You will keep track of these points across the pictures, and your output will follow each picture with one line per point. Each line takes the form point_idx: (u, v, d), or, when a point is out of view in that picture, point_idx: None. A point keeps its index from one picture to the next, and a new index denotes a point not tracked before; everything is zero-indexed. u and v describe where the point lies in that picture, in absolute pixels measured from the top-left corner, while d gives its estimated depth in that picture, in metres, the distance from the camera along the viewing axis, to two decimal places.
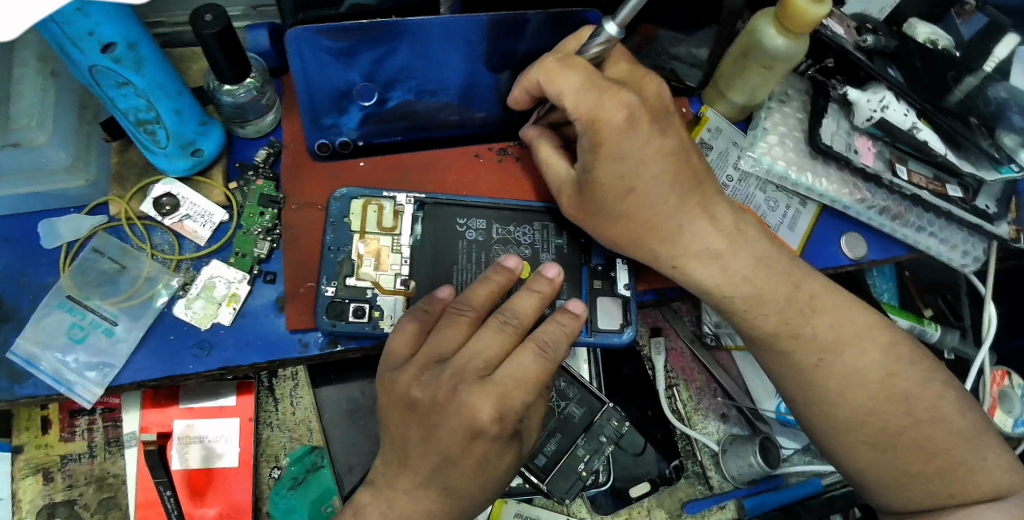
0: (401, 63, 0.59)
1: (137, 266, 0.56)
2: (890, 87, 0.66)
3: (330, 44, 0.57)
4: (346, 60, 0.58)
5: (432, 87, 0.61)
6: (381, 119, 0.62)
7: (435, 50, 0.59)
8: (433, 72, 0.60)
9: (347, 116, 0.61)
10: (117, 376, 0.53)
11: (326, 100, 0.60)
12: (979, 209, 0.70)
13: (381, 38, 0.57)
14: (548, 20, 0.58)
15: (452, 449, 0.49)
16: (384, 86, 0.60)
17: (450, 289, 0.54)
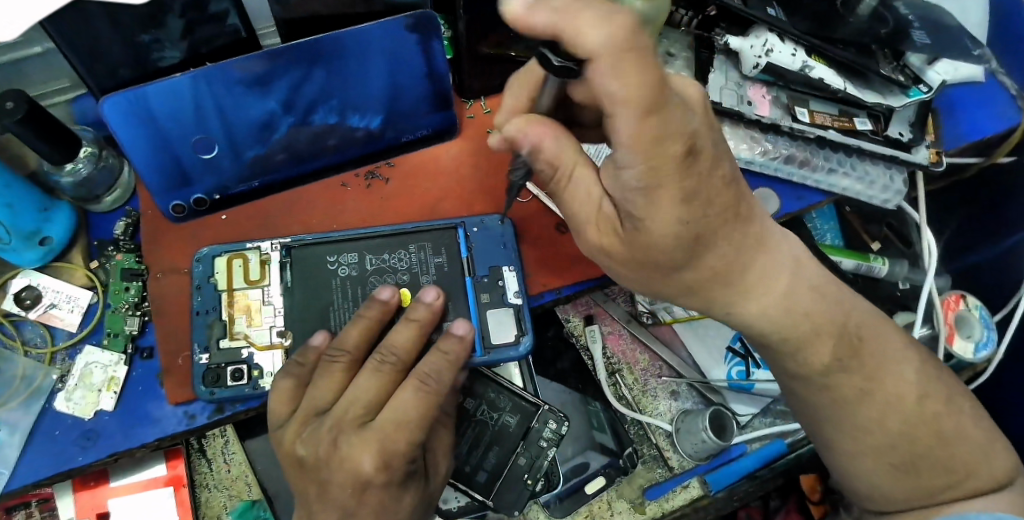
0: (321, 83, 0.54)
1: (10, 366, 0.54)
2: (772, 28, 0.61)
3: (241, 75, 0.51)
4: (260, 89, 0.53)
5: (359, 101, 0.56)
6: (306, 141, 0.57)
7: (356, 64, 0.54)
8: (358, 86, 0.55)
9: (271, 147, 0.56)
10: (7, 482, 0.51)
11: (248, 133, 0.55)
12: (893, 139, 0.66)
13: (299, 59, 0.52)
14: (391, 27, 0.52)
15: (346, 502, 0.47)
16: (307, 111, 0.55)
17: (324, 335, 0.52)
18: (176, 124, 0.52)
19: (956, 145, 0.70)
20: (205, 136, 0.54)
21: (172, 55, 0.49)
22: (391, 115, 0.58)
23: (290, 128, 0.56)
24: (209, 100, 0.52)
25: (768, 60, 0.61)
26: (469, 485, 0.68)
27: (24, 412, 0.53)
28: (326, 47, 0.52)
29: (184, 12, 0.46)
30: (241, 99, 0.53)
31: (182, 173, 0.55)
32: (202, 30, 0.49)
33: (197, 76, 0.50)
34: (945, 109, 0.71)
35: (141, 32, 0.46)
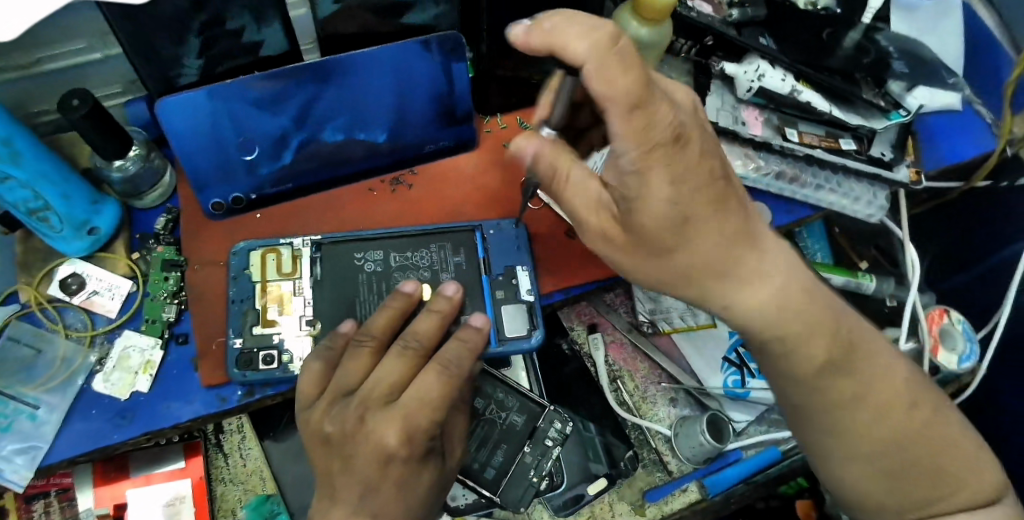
0: (329, 103, 0.59)
1: (51, 347, 0.57)
2: (763, 55, 0.67)
3: (255, 95, 0.56)
4: (272, 108, 0.58)
5: (365, 119, 0.61)
6: (315, 156, 0.62)
7: (360, 85, 0.59)
8: (365, 105, 0.60)
9: (284, 162, 0.61)
10: (45, 456, 0.54)
11: (264, 147, 0.60)
12: (876, 158, 0.71)
13: (308, 80, 0.57)
14: (393, 52, 0.58)
15: (370, 476, 0.49)
16: (317, 127, 0.60)
17: (351, 323, 0.56)
18: (194, 141, 0.57)
19: (937, 167, 0.76)
20: (222, 149, 0.59)
21: (191, 69, 0.54)
22: (395, 133, 0.63)
23: (300, 144, 0.61)
24: (224, 118, 0.57)
25: (760, 85, 0.67)
26: (477, 481, 0.70)
27: (62, 394, 0.56)
28: (334, 69, 0.57)
29: (201, 30, 0.50)
30: (256, 117, 0.58)
31: (202, 182, 0.60)
32: (221, 45, 0.53)
33: (216, 93, 0.55)
34: (925, 136, 0.77)
35: (173, 45, 0.51)
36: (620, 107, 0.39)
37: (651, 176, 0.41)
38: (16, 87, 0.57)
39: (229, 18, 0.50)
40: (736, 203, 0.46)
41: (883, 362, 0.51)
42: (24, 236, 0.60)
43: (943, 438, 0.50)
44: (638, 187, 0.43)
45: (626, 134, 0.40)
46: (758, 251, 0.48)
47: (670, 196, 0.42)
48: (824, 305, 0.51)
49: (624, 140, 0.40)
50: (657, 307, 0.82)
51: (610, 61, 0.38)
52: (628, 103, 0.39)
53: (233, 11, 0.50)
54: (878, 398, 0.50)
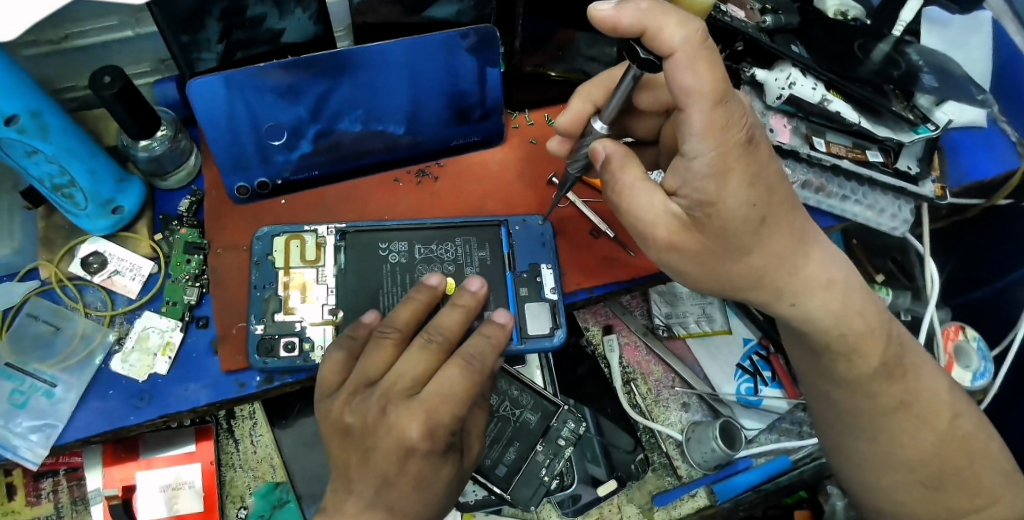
0: (345, 96, 0.58)
1: (71, 325, 0.57)
2: (794, 64, 0.67)
3: (272, 84, 0.56)
4: (290, 97, 0.57)
5: (383, 113, 0.61)
6: (332, 148, 0.61)
7: (378, 78, 0.58)
8: (382, 100, 0.60)
9: (300, 153, 0.61)
10: (60, 435, 0.53)
11: (282, 136, 0.59)
12: (902, 171, 0.71)
13: (325, 71, 0.56)
14: (411, 47, 0.57)
15: (388, 469, 0.49)
16: (332, 119, 0.59)
17: (375, 314, 0.56)
18: (212, 127, 0.57)
19: (959, 184, 0.76)
20: (237, 136, 0.58)
21: (212, 53, 0.54)
22: (412, 128, 0.63)
23: (316, 135, 0.60)
24: (240, 104, 0.56)
25: (791, 92, 0.67)
26: (489, 478, 0.70)
27: (79, 373, 0.55)
28: (351, 61, 0.56)
29: (221, 16, 0.51)
30: (274, 106, 0.57)
31: (222, 167, 0.59)
32: (240, 33, 0.53)
33: (234, 81, 0.54)
34: (950, 151, 0.77)
35: (195, 30, 0.51)
36: (706, 102, 0.41)
37: (730, 180, 0.43)
38: (47, 62, 0.57)
39: (249, 6, 0.51)
40: (771, 207, 0.45)
41: (904, 370, 0.53)
42: (47, 212, 0.59)
43: (960, 448, 0.52)
44: (716, 191, 0.44)
45: (706, 133, 0.42)
46: (796, 259, 0.48)
47: (746, 200, 0.44)
48: (855, 316, 0.51)
49: (704, 139, 0.42)
50: (672, 311, 0.83)
51: (701, 53, 0.41)
52: (711, 99, 0.41)
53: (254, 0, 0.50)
54: (908, 413, 0.52)
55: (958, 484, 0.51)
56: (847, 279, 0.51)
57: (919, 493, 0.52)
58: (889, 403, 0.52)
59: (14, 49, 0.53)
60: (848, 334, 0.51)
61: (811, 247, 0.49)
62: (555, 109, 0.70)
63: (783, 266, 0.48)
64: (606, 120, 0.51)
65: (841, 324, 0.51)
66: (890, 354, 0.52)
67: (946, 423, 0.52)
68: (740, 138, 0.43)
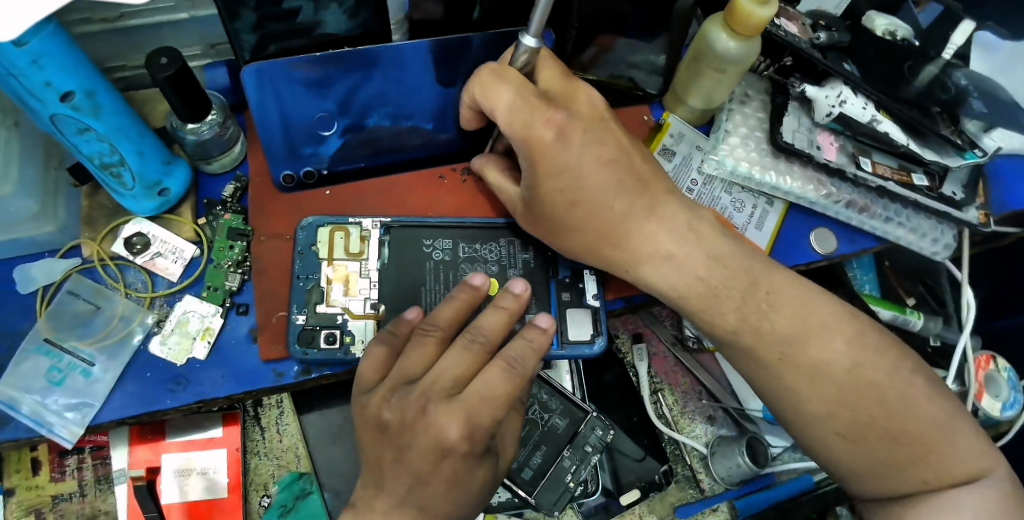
0: (375, 90, 0.58)
1: (111, 305, 0.56)
2: (845, 82, 0.66)
3: (301, 75, 0.55)
4: (319, 90, 0.57)
5: (411, 110, 0.60)
6: (360, 142, 0.61)
7: (409, 73, 0.58)
8: (410, 95, 0.59)
9: (329, 146, 0.60)
10: (95, 415, 0.53)
11: (306, 127, 0.59)
12: (946, 196, 0.70)
13: (356, 66, 0.56)
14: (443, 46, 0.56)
15: (423, 468, 0.49)
16: (361, 113, 0.59)
17: (417, 311, 0.55)
18: (254, 115, 0.56)
19: (1001, 211, 0.75)
20: (268, 127, 0.58)
21: (249, 44, 0.53)
22: (442, 125, 0.62)
23: (347, 128, 0.60)
24: (270, 97, 0.55)
25: (840, 111, 0.66)
26: (514, 481, 0.69)
27: (118, 354, 0.55)
28: (381, 57, 0.56)
29: (258, 7, 0.49)
30: (302, 97, 0.57)
31: (272, 156, 0.59)
32: (275, 24, 0.52)
33: (262, 72, 0.53)
34: (993, 177, 0.75)
35: (230, 20, 0.50)
36: None
37: None
38: (99, 40, 0.56)
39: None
40: None
41: (839, 336, 0.53)
42: (92, 191, 0.59)
43: (917, 421, 0.50)
44: None
45: None
46: (647, 226, 0.54)
47: None
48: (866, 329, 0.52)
49: None
50: None
51: None
52: None
53: None
54: None
55: (916, 450, 0.50)
56: (738, 256, 0.55)
57: (859, 455, 0.50)
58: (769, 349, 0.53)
59: (69, 25, 0.53)
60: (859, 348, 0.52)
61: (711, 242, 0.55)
62: None
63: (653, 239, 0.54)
64: (533, 34, 0.46)
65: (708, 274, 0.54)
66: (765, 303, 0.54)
67: (921, 399, 0.51)
68: (582, 131, 0.51)
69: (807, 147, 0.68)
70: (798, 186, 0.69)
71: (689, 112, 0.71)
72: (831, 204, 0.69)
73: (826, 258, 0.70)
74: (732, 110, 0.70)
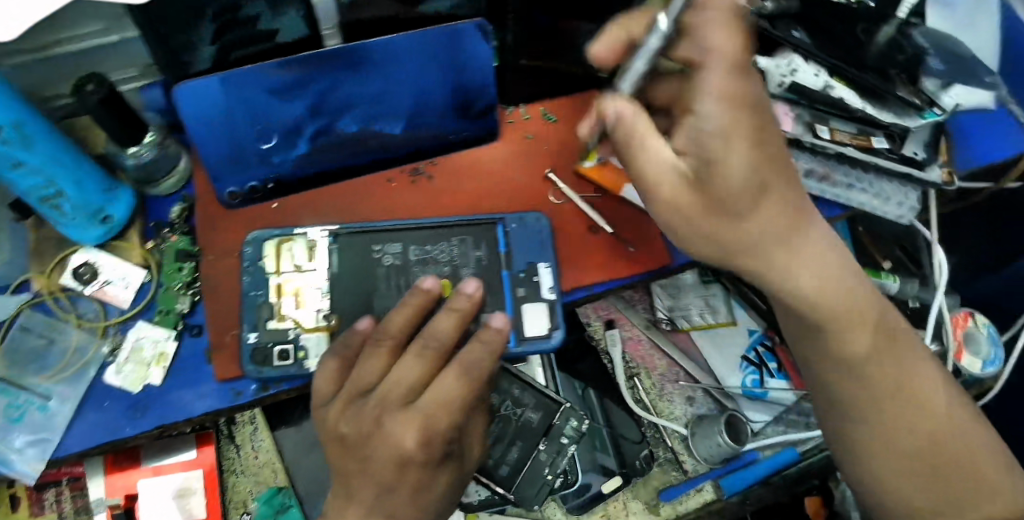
0: (349, 92, 0.57)
1: (65, 337, 0.56)
2: (796, 49, 0.65)
3: (275, 81, 0.54)
4: (289, 95, 0.56)
5: (384, 108, 0.59)
6: (331, 144, 0.60)
7: (383, 72, 0.57)
8: (384, 94, 0.58)
9: (300, 149, 0.59)
10: (56, 449, 0.53)
11: (277, 133, 0.58)
12: (907, 158, 0.69)
13: (329, 67, 0.55)
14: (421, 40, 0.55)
15: (386, 477, 0.49)
16: (333, 116, 0.58)
17: (369, 320, 0.54)
18: (213, 125, 0.55)
19: (966, 167, 0.74)
20: (235, 136, 0.56)
21: (208, 54, 0.53)
22: (417, 119, 0.61)
23: (316, 132, 0.59)
24: (240, 105, 0.55)
25: (792, 80, 0.65)
26: (491, 478, 0.70)
27: (74, 385, 0.54)
28: (356, 56, 0.55)
29: (218, 15, 0.49)
30: (273, 104, 0.56)
31: (212, 173, 0.58)
32: (236, 31, 0.52)
33: (231, 79, 0.53)
34: (957, 134, 0.74)
35: (189, 29, 0.49)
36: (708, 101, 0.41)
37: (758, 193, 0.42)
38: (32, 71, 0.55)
39: (245, 5, 0.49)
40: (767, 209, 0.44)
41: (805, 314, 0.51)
42: (37, 223, 0.58)
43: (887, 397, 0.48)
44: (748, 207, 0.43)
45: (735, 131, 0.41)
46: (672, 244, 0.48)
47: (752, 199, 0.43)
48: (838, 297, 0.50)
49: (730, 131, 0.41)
50: (676, 303, 0.81)
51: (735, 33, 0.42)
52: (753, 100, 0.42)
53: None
54: None
55: (882, 420, 0.49)
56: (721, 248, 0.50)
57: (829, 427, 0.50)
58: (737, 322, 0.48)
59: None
60: (860, 333, 0.48)
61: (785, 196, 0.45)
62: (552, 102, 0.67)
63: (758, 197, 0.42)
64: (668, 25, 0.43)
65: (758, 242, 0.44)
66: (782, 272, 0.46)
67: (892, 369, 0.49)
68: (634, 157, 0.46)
69: None
70: None
71: None
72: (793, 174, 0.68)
73: None
74: None
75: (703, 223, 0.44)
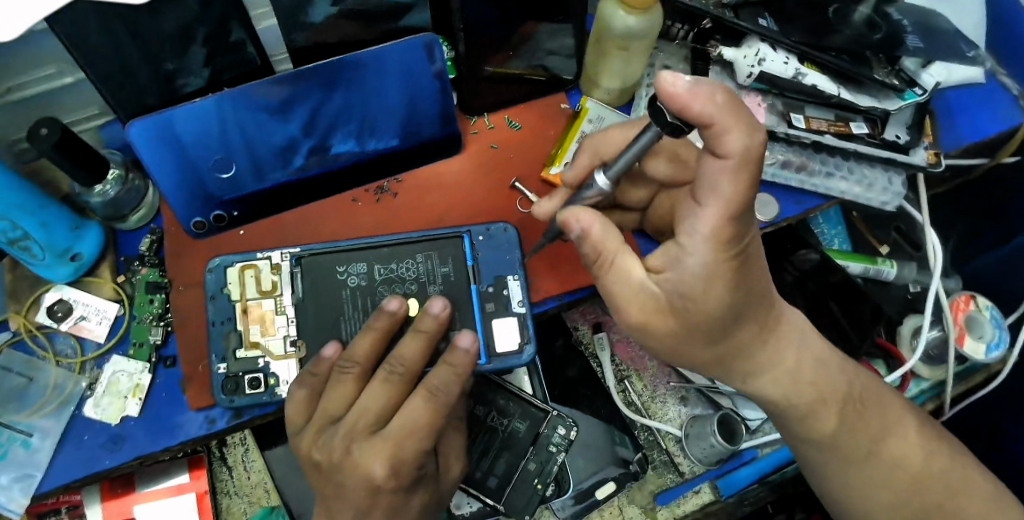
0: (338, 109, 0.58)
1: (44, 375, 0.57)
2: (764, 38, 0.63)
3: (266, 100, 0.55)
4: (282, 113, 0.57)
5: (375, 124, 0.60)
6: (325, 163, 0.60)
7: (371, 85, 0.58)
8: (374, 109, 0.59)
9: (292, 169, 0.60)
10: (40, 484, 0.54)
11: (271, 155, 0.58)
12: (890, 142, 0.67)
13: (319, 84, 0.56)
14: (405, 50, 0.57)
15: (359, 503, 0.49)
16: (324, 134, 0.59)
17: (335, 346, 0.54)
18: (202, 146, 0.56)
19: (956, 146, 0.71)
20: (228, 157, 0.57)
21: (197, 81, 0.55)
22: (408, 134, 0.61)
23: (310, 150, 0.59)
24: (233, 125, 0.56)
25: (761, 69, 0.63)
26: (480, 490, 0.69)
27: (54, 420, 0.56)
28: (345, 70, 0.56)
29: (205, 41, 0.51)
30: (265, 125, 0.57)
31: (176, 204, 0.58)
32: (224, 57, 0.54)
33: (221, 99, 0.54)
34: (944, 113, 0.71)
35: (180, 57, 0.51)
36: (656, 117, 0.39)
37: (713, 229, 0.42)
38: None
39: (233, 29, 0.52)
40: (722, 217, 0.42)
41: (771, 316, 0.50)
42: (12, 263, 0.60)
43: None
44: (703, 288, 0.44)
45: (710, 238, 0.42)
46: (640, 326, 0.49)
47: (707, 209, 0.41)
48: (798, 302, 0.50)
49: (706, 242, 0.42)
50: None
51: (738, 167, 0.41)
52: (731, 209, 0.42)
53: (237, 19, 0.51)
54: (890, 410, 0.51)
55: None
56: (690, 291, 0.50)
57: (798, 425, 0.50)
58: (708, 355, 0.47)
59: None
60: None
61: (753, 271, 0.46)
62: (515, 109, 0.67)
63: (718, 300, 0.44)
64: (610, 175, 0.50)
65: (729, 274, 0.43)
66: (746, 319, 0.46)
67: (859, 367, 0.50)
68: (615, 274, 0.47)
69: None
70: None
71: (608, 94, 0.67)
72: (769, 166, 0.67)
73: (769, 225, 0.67)
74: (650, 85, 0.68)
75: (658, 316, 0.46)
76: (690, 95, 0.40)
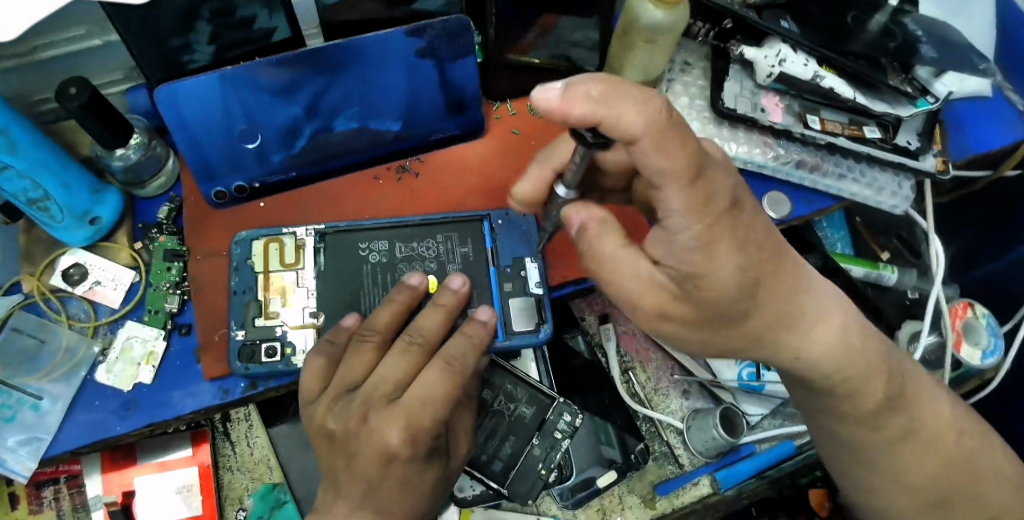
0: (341, 94, 0.57)
1: (55, 338, 0.56)
2: (785, 39, 0.64)
3: (269, 81, 0.55)
4: (286, 96, 0.56)
5: (379, 108, 0.60)
6: (332, 144, 0.60)
7: (376, 70, 0.57)
8: (378, 94, 0.59)
9: (296, 150, 0.59)
10: (48, 448, 0.53)
11: (275, 136, 0.58)
12: (901, 147, 0.68)
13: (323, 67, 0.55)
14: (412, 34, 0.56)
15: (374, 475, 0.48)
16: (329, 116, 0.58)
17: (355, 316, 0.55)
18: (207, 124, 0.56)
19: (963, 157, 0.73)
20: (234, 134, 0.57)
21: (205, 55, 0.53)
22: (411, 118, 0.61)
23: (313, 133, 0.59)
24: (237, 103, 0.55)
25: (781, 70, 0.64)
26: (484, 474, 0.69)
27: (65, 384, 0.55)
28: (350, 55, 0.55)
29: (212, 16, 0.49)
30: (269, 106, 0.56)
31: (196, 173, 0.58)
32: (232, 33, 0.52)
33: (226, 77, 0.53)
34: (953, 123, 0.73)
35: (186, 32, 0.50)
36: None
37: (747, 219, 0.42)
38: (18, 76, 0.55)
39: (240, 6, 0.49)
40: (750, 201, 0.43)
41: None
42: (28, 225, 0.59)
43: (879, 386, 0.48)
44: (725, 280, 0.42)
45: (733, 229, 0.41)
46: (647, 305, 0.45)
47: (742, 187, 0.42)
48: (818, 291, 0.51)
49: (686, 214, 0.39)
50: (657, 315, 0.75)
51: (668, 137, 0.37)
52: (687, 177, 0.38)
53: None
54: (900, 400, 0.52)
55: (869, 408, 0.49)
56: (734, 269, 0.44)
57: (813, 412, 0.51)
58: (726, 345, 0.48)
59: None
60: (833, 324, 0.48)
61: (766, 248, 0.43)
62: None
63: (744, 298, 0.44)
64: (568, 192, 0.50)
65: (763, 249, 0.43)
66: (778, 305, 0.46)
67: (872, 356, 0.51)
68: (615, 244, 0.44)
69: (752, 110, 0.66)
70: (743, 151, 0.67)
71: None
72: (784, 166, 0.68)
73: (780, 222, 0.68)
74: (672, 80, 0.69)
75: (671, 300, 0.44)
76: (566, 104, 0.37)
